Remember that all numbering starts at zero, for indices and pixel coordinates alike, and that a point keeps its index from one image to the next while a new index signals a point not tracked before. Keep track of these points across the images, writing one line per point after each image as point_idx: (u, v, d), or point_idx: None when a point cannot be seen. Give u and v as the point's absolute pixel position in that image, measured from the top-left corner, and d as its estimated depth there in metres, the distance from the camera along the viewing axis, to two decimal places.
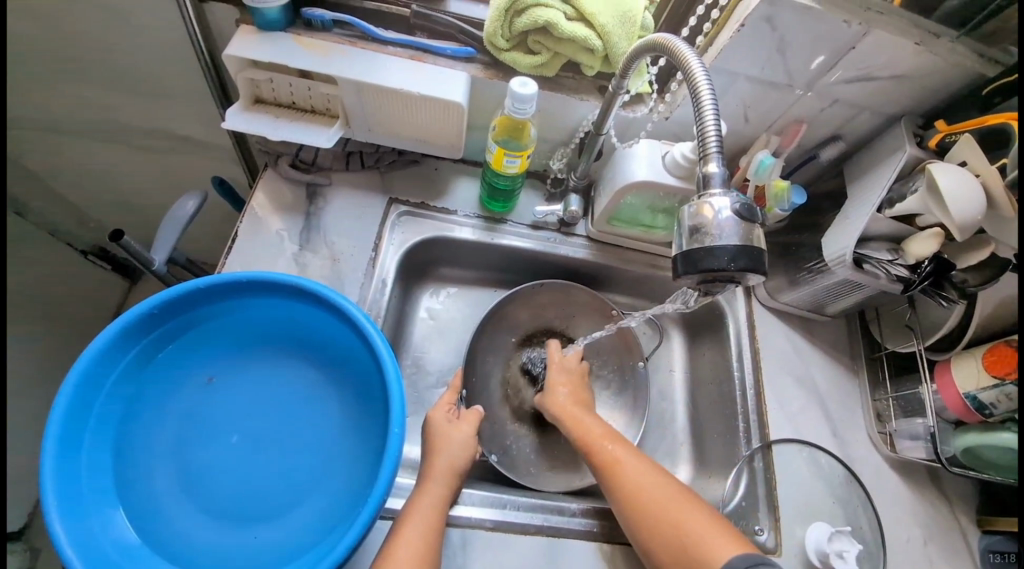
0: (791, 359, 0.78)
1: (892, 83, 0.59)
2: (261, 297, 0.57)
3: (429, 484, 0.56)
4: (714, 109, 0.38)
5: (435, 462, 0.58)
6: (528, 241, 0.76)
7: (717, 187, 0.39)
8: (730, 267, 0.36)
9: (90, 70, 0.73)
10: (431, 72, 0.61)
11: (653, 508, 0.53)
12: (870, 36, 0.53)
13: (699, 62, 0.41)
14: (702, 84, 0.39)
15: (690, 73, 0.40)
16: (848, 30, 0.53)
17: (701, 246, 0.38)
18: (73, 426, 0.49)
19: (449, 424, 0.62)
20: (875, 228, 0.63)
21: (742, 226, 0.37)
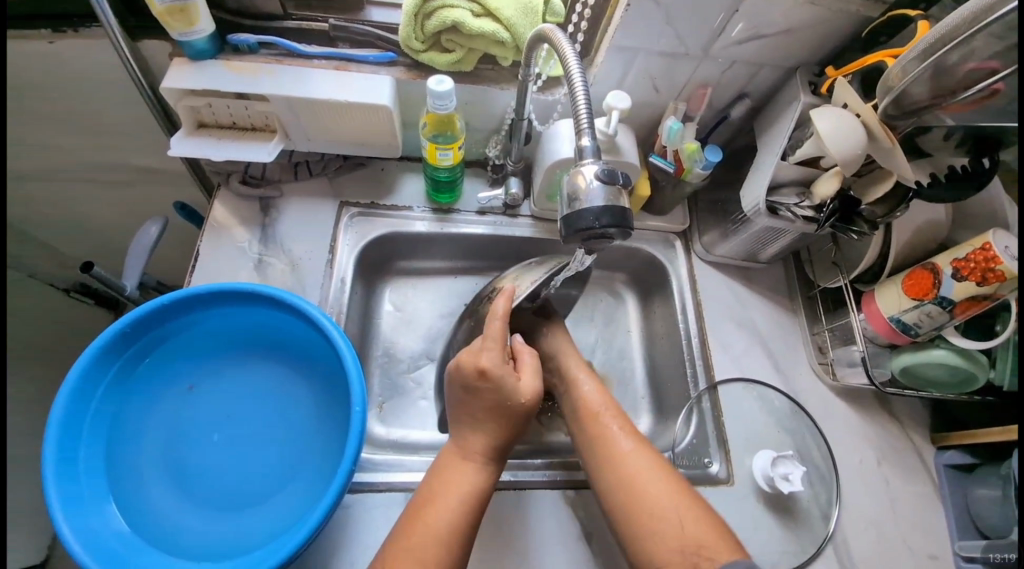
0: (734, 307, 0.84)
1: (783, 38, 0.64)
2: (228, 307, 0.62)
3: (466, 464, 0.57)
4: (585, 89, 0.43)
5: (474, 441, 0.58)
6: (477, 227, 0.81)
7: (591, 159, 0.45)
8: (597, 226, 0.42)
9: (41, 113, 0.77)
10: (356, 79, 0.65)
11: (648, 495, 0.55)
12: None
13: (572, 49, 0.46)
14: (573, 69, 0.44)
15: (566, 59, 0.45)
16: None
17: (574, 210, 0.43)
18: (68, 440, 0.53)
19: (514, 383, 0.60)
20: (783, 175, 0.68)
21: (603, 188, 0.42)
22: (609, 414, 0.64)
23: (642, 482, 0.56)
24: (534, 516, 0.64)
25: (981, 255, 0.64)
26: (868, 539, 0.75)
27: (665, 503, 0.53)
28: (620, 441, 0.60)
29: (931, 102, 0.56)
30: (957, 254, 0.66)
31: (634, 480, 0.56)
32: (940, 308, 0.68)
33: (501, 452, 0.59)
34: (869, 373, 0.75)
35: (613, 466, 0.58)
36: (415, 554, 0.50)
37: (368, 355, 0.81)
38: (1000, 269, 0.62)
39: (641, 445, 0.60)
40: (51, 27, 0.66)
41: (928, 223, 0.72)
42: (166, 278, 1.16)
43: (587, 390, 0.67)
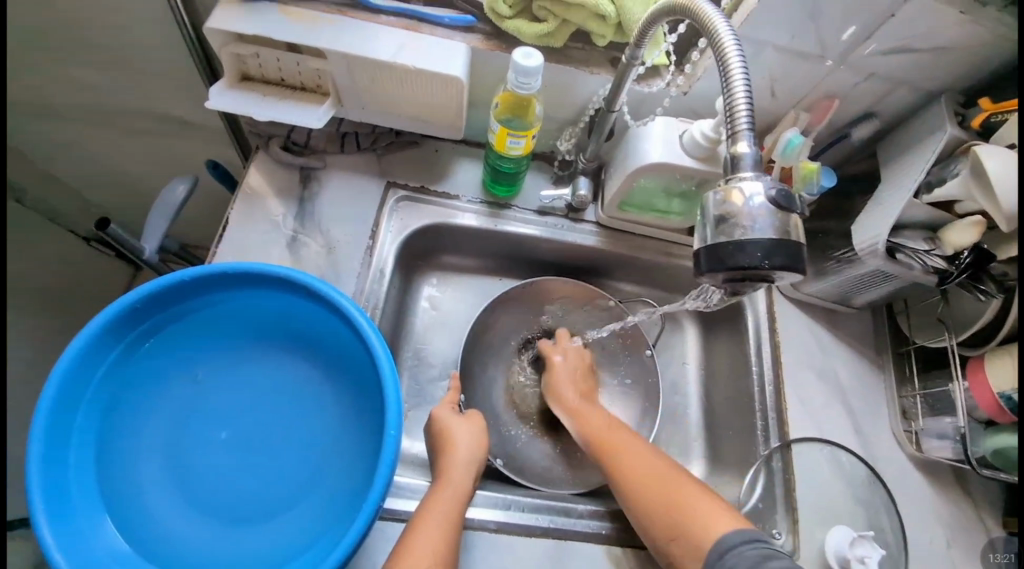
0: (814, 354, 0.74)
1: (932, 57, 0.53)
2: (251, 289, 0.54)
3: (448, 476, 0.56)
4: (745, 76, 0.37)
5: (453, 456, 0.58)
6: (535, 228, 0.72)
7: (748, 169, 0.38)
8: (765, 267, 0.35)
9: (73, 48, 0.70)
10: (428, 43, 0.56)
11: (646, 487, 0.54)
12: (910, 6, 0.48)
13: (726, 25, 0.38)
14: (728, 46, 0.37)
15: (715, 37, 0.38)
16: None
17: (730, 241, 0.37)
18: (58, 423, 0.47)
19: (456, 419, 0.62)
20: (910, 215, 0.58)
21: (776, 217, 0.36)
22: (595, 413, 0.64)
23: (627, 469, 0.56)
24: None
25: None
26: None
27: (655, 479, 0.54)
28: (609, 449, 0.59)
29: None
30: None
31: (625, 472, 0.56)
32: None
33: (478, 462, 0.59)
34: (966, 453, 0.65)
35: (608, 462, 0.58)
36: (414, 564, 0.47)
37: (397, 354, 0.73)
38: None
39: (632, 439, 0.59)
40: None
41: None
42: (191, 237, 1.10)
43: (564, 394, 0.67)
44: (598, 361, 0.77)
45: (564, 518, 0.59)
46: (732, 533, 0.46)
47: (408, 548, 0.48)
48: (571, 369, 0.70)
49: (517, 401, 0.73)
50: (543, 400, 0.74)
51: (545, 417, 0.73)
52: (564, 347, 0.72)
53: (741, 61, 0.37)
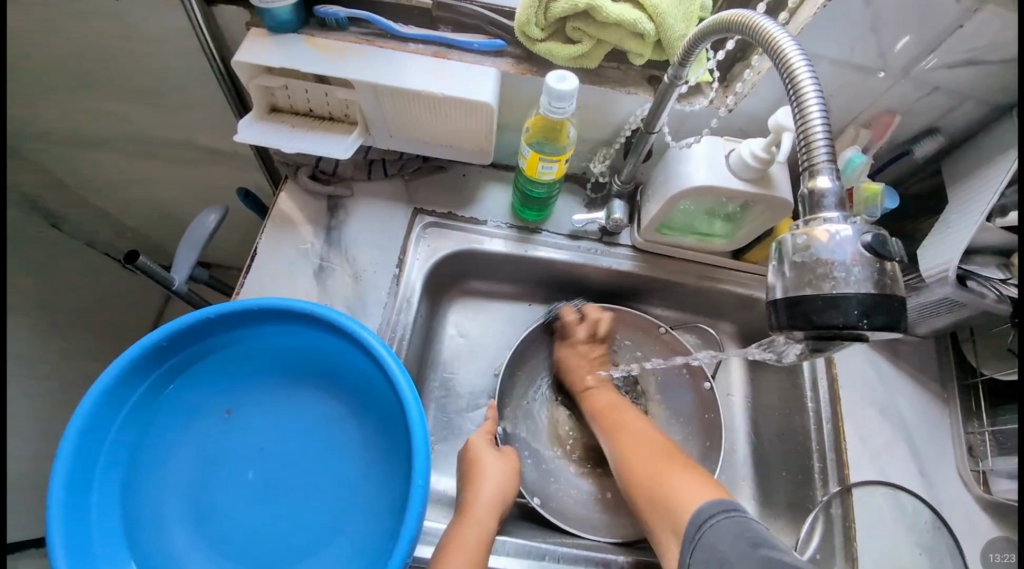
0: (874, 386, 0.68)
1: (1005, 69, 0.47)
2: (273, 325, 0.53)
3: (472, 516, 0.53)
4: (817, 95, 0.33)
5: (478, 492, 0.54)
6: (567, 253, 0.69)
7: (830, 207, 0.35)
8: (862, 324, 0.33)
9: (108, 83, 0.72)
10: (456, 69, 0.54)
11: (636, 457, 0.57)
12: (983, 13, 0.43)
13: (793, 43, 0.34)
14: (798, 67, 0.34)
15: (782, 55, 0.34)
16: (955, 7, 0.43)
17: (820, 294, 0.34)
18: (81, 466, 0.47)
19: (488, 451, 0.59)
20: (981, 239, 0.53)
21: (872, 267, 0.33)
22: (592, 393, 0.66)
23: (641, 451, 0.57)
24: None
25: None
26: None
27: (651, 467, 0.55)
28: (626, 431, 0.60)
29: None
30: None
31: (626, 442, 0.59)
32: None
33: (505, 502, 0.56)
34: None
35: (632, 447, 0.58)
36: None
37: (424, 384, 0.71)
38: None
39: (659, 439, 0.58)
40: None
41: None
42: (221, 258, 1.12)
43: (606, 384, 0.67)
44: (648, 390, 0.72)
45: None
46: (707, 506, 0.48)
47: None
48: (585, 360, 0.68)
49: (559, 438, 0.69)
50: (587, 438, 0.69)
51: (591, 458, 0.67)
52: (580, 326, 0.69)
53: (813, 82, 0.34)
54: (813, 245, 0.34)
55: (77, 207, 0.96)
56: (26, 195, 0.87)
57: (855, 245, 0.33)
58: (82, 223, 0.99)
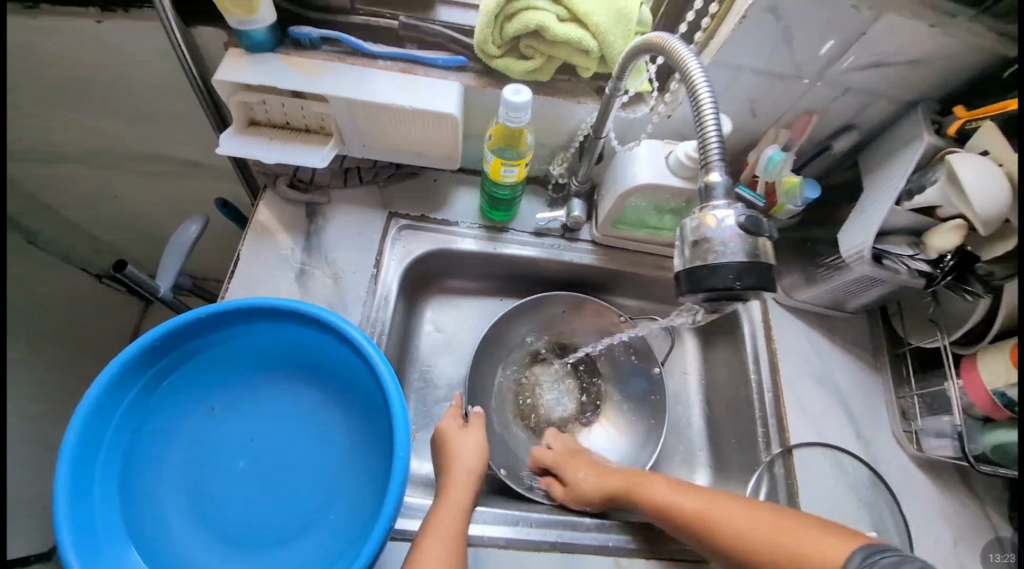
0: (811, 359, 0.76)
1: (909, 68, 0.55)
2: (261, 324, 0.57)
3: (449, 491, 0.58)
4: (712, 101, 0.40)
5: (454, 469, 0.60)
6: (533, 250, 0.75)
7: (721, 197, 0.41)
8: (736, 285, 0.41)
9: (89, 99, 0.76)
10: (423, 84, 0.60)
11: (706, 520, 0.52)
12: (882, 20, 0.49)
13: (696, 60, 0.41)
14: (698, 79, 0.40)
15: (686, 71, 0.41)
16: (858, 16, 0.49)
17: (706, 264, 0.41)
18: (83, 460, 0.50)
19: (459, 431, 0.64)
20: (894, 221, 0.60)
21: (747, 241, 0.40)
22: (591, 479, 0.63)
23: (719, 519, 0.51)
24: None
25: None
26: None
27: (748, 528, 0.49)
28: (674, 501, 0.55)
29: None
30: None
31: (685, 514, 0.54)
32: None
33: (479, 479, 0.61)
34: (965, 449, 0.66)
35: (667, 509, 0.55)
36: None
37: (404, 377, 0.75)
38: None
39: (688, 492, 0.56)
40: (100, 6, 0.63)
41: None
42: (196, 270, 1.14)
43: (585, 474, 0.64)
44: (603, 372, 0.80)
45: (577, 532, 0.61)
46: (856, 554, 0.41)
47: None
48: (552, 457, 0.68)
49: (521, 410, 0.76)
50: (548, 411, 0.77)
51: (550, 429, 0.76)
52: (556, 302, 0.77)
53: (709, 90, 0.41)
54: (702, 227, 0.41)
55: (54, 219, 0.98)
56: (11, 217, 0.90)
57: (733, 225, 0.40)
58: (56, 236, 1.00)
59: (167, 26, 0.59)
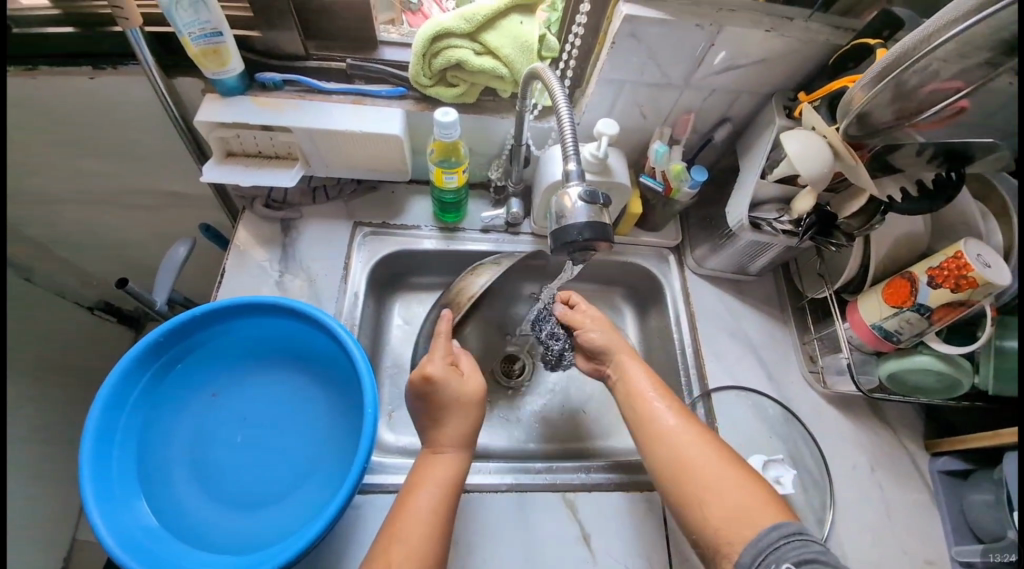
0: (726, 318, 0.89)
1: (761, 65, 0.69)
2: (250, 318, 0.67)
3: (443, 452, 0.63)
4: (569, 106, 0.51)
5: (447, 431, 0.64)
6: (482, 244, 0.87)
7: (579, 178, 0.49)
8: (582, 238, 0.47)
9: (84, 144, 0.88)
10: (371, 112, 0.72)
11: (676, 445, 0.61)
12: (725, 32, 0.63)
13: (556, 80, 0.53)
14: (558, 91, 0.51)
15: (551, 87, 0.52)
16: (704, 31, 0.62)
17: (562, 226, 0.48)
18: (103, 437, 0.58)
19: (456, 384, 0.67)
20: (764, 193, 0.73)
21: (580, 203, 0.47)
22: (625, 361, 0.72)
23: (682, 450, 0.61)
24: (533, 516, 0.69)
25: (952, 263, 0.65)
26: (865, 550, 0.73)
27: (706, 469, 0.58)
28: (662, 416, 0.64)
29: (895, 122, 0.60)
30: (931, 263, 0.68)
31: (665, 432, 0.63)
32: (918, 315, 0.70)
33: (471, 438, 0.65)
34: (856, 382, 0.77)
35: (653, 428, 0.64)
36: (408, 523, 0.55)
37: (379, 364, 0.86)
38: (972, 277, 0.64)
39: (683, 418, 0.64)
40: (93, 65, 0.75)
41: (904, 233, 0.74)
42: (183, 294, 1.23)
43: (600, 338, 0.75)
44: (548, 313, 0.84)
45: (529, 475, 0.72)
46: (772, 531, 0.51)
47: (401, 511, 0.57)
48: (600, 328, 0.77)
49: None
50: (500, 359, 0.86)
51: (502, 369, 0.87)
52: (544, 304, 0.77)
53: (567, 99, 0.51)
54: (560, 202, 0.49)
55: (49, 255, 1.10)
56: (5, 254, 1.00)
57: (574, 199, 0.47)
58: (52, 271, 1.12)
59: (152, 79, 0.69)
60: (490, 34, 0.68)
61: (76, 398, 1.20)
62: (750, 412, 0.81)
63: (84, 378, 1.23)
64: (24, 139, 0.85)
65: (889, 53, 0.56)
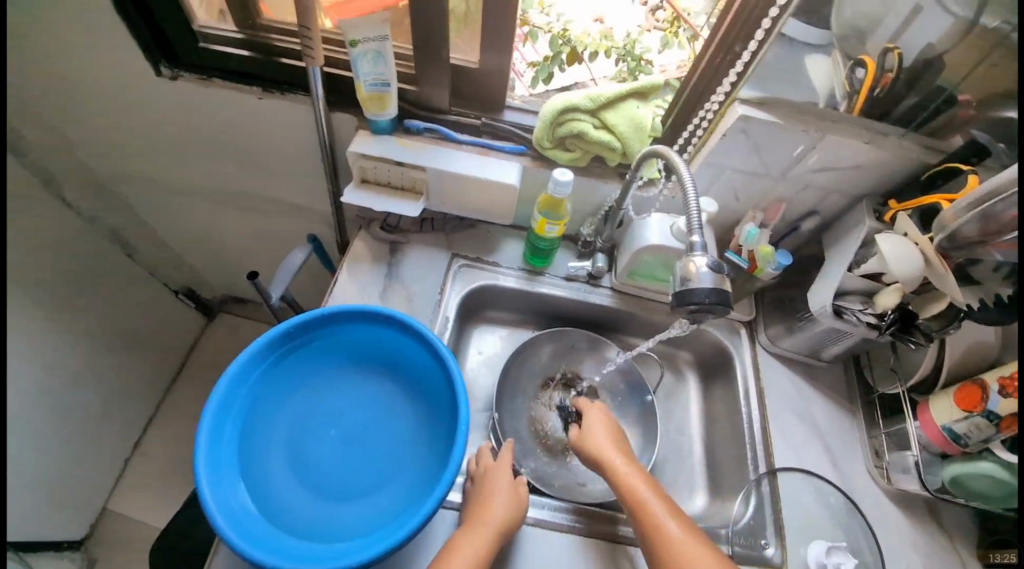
0: (793, 398, 0.90)
1: (855, 171, 0.75)
2: (359, 325, 0.75)
3: (478, 528, 0.63)
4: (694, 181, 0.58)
5: (486, 511, 0.65)
6: (563, 291, 0.93)
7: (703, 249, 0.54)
8: (706, 301, 0.51)
9: (234, 153, 1.02)
10: (494, 163, 0.83)
11: (678, 552, 0.59)
12: (826, 139, 0.70)
13: (681, 160, 0.61)
14: (684, 171, 0.59)
15: (677, 166, 0.60)
16: (808, 135, 0.70)
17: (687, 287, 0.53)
18: (222, 411, 0.65)
19: (504, 478, 0.70)
20: (850, 284, 0.77)
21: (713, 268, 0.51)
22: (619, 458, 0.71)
23: (686, 557, 0.59)
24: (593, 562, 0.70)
25: None
26: None
27: None
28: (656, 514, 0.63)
29: (981, 240, 0.63)
30: (1003, 372, 0.70)
31: (665, 537, 0.61)
32: (988, 422, 0.71)
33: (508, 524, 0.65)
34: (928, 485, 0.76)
35: (654, 527, 0.62)
36: None
37: None
38: None
39: (681, 521, 0.62)
40: (265, 87, 0.88)
41: (986, 344, 0.76)
42: None
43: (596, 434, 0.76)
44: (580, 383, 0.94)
45: (589, 519, 0.74)
46: None
47: None
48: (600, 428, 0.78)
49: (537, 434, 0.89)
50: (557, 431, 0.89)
51: (560, 447, 0.88)
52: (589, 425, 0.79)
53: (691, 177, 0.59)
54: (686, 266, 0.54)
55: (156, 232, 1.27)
56: (112, 227, 1.20)
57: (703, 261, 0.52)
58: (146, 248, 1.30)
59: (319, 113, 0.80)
60: (610, 113, 0.78)
61: (129, 368, 1.32)
62: (811, 496, 0.80)
63: (142, 349, 1.35)
64: (191, 143, 1.01)
65: (980, 187, 0.62)
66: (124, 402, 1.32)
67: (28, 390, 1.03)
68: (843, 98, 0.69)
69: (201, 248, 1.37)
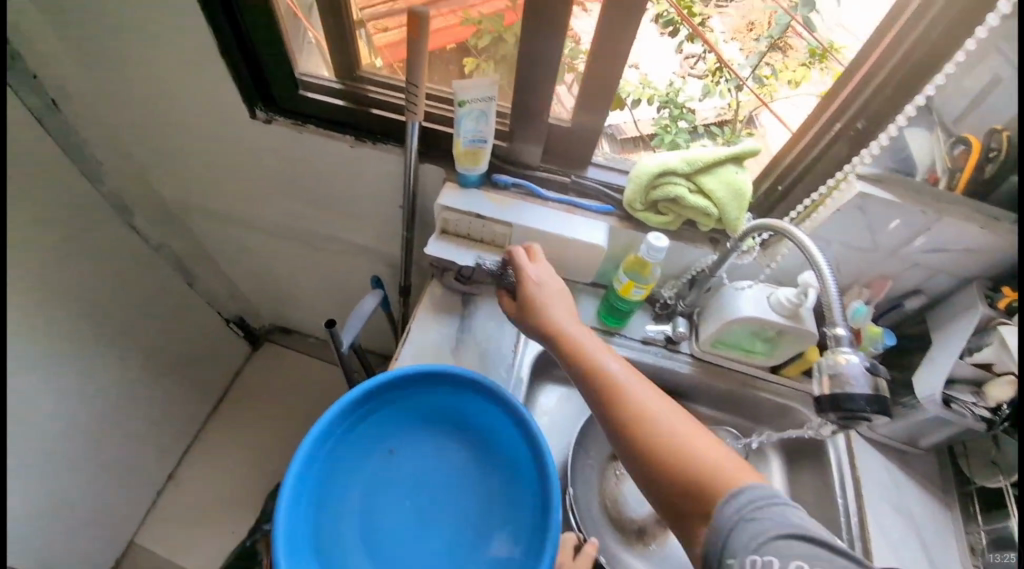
0: (889, 489, 0.83)
1: (965, 254, 0.70)
2: (437, 387, 0.72)
3: None
4: (827, 265, 0.56)
5: None
6: (639, 354, 0.88)
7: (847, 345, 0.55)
8: (865, 409, 0.52)
9: (309, 196, 1.04)
10: (582, 222, 0.82)
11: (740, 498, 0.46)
12: (942, 222, 0.66)
13: (807, 239, 0.58)
14: (817, 254, 0.56)
15: (804, 245, 0.57)
16: (923, 216, 0.67)
17: (842, 389, 0.53)
18: (300, 481, 0.64)
19: None
20: (961, 372, 0.72)
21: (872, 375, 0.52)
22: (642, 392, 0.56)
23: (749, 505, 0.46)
24: None
25: None
26: None
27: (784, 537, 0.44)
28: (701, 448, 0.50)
29: None
30: None
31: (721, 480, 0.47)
32: None
33: None
34: None
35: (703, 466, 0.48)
36: None
37: None
38: None
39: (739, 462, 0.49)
40: (357, 136, 0.88)
41: None
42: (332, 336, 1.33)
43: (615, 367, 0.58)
44: None
45: None
46: None
47: None
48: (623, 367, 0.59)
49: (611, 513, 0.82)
50: (633, 510, 0.83)
51: (635, 530, 0.81)
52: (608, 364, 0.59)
53: (824, 259, 0.57)
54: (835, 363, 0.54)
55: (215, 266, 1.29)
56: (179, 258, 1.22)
57: (858, 364, 0.53)
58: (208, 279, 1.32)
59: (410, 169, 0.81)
60: (706, 177, 0.75)
61: (177, 397, 1.32)
62: None
63: (191, 378, 1.35)
64: (270, 184, 1.03)
65: None
66: (164, 429, 1.30)
67: (70, 414, 1.02)
68: (942, 171, 0.65)
69: (259, 280, 1.38)
